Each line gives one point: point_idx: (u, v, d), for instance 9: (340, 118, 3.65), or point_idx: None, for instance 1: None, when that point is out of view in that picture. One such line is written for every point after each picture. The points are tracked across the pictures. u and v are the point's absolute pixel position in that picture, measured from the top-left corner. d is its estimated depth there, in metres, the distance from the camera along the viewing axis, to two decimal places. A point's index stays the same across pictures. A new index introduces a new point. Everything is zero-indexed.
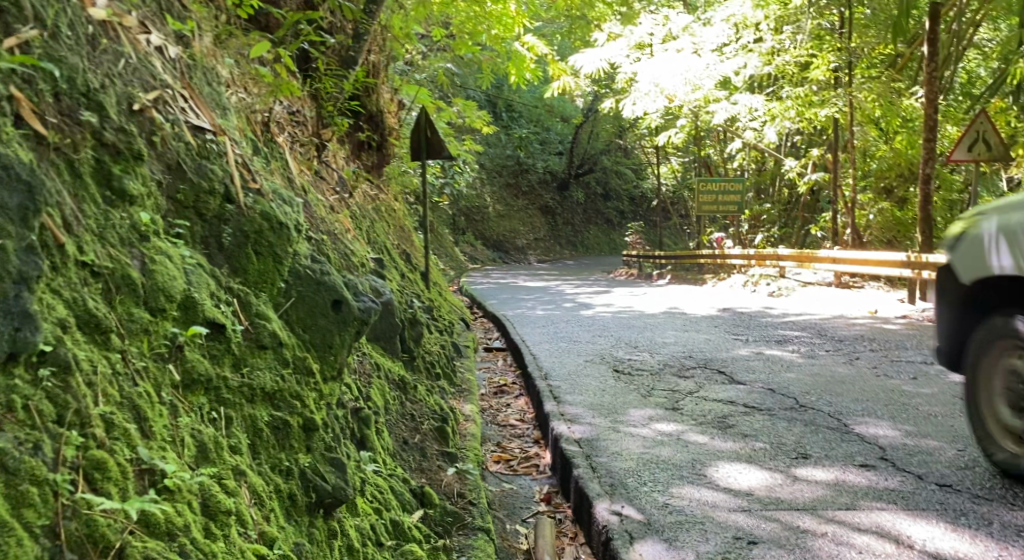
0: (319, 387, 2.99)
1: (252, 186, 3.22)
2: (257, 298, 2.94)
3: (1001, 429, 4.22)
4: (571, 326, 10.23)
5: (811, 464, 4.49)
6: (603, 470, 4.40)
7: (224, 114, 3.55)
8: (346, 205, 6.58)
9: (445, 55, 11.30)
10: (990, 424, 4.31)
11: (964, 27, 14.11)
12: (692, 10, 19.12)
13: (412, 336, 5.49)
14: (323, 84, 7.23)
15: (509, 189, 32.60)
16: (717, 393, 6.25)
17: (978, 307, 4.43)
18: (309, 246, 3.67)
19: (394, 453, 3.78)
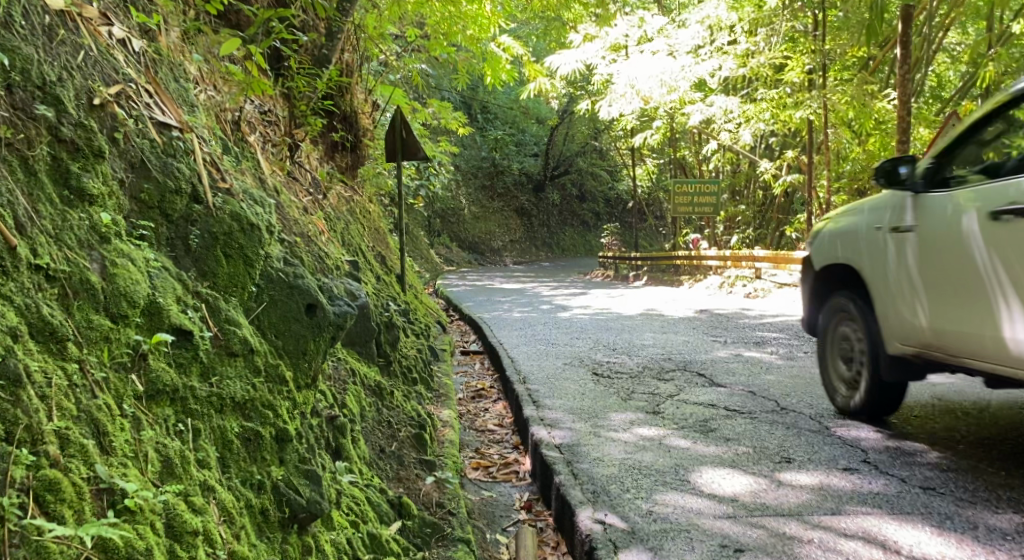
0: (292, 395, 2.88)
1: (222, 185, 3.10)
2: (227, 303, 2.82)
3: (844, 384, 5.34)
4: (549, 328, 10.15)
5: (795, 468, 4.43)
6: (584, 476, 4.32)
7: (192, 111, 3.42)
8: (319, 207, 6.46)
9: (420, 55, 11.19)
10: (836, 382, 5.42)
11: (935, 30, 14.21)
12: (667, 12, 19.15)
13: (388, 339, 5.38)
14: (295, 84, 7.10)
15: (485, 191, 32.53)
16: (698, 396, 6.19)
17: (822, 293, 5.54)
18: (282, 248, 3.55)
19: (371, 462, 3.67)
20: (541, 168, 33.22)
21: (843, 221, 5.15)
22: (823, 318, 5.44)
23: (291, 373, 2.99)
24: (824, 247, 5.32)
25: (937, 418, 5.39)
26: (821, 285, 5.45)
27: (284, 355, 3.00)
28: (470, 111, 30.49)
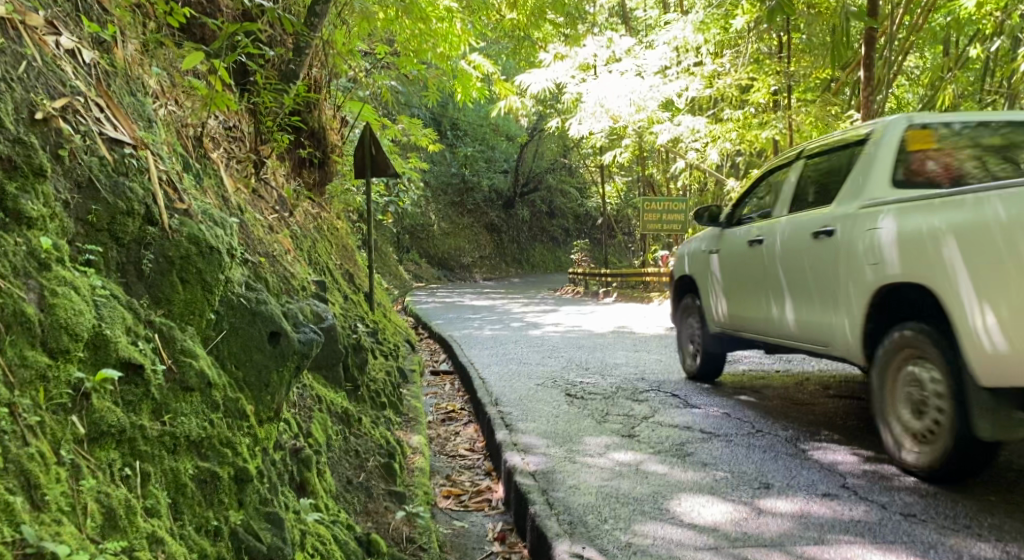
0: (253, 429, 2.71)
1: (179, 206, 2.93)
2: (182, 332, 2.66)
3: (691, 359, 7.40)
4: (520, 347, 10.01)
5: (775, 494, 4.32)
6: (561, 506, 4.18)
7: (149, 126, 3.24)
8: (285, 225, 6.28)
9: (389, 71, 11.05)
10: (688, 358, 7.49)
11: (897, 54, 14.40)
12: (636, 31, 19.24)
13: (356, 362, 5.20)
14: (262, 99, 6.93)
15: (454, 208, 32.43)
16: (673, 418, 6.07)
17: (682, 296, 7.63)
18: (244, 270, 3.37)
19: (337, 495, 3.51)
20: (511, 185, 33.19)
21: (694, 244, 7.10)
22: (681, 312, 7.51)
23: (251, 405, 2.83)
24: (682, 261, 7.36)
25: None
26: (679, 289, 7.53)
27: (245, 386, 2.85)
28: (440, 128, 30.41)
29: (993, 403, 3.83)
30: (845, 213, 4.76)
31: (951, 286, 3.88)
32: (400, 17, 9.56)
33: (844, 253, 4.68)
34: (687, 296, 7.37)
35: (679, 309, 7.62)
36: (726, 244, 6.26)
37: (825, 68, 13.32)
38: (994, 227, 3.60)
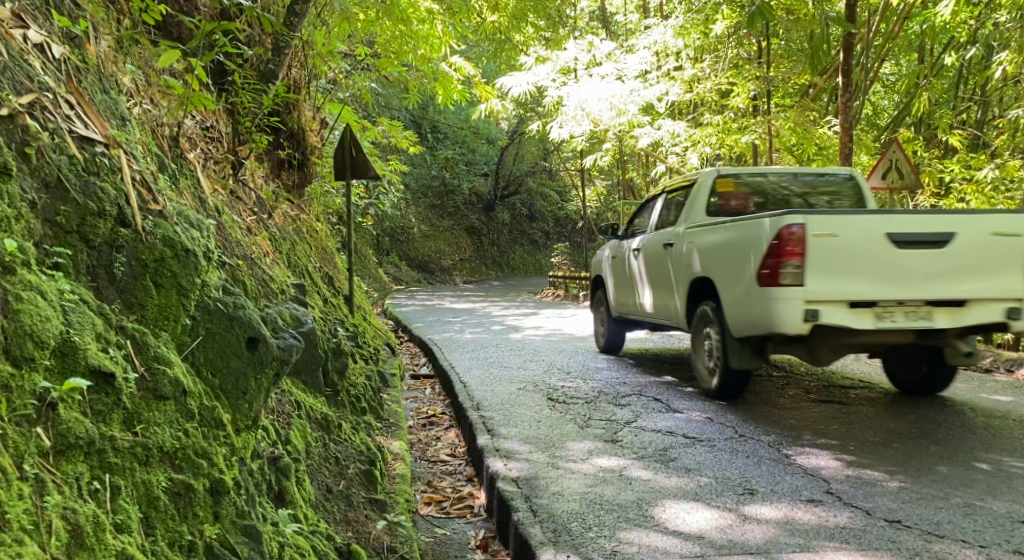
0: (230, 439, 2.63)
1: (153, 207, 2.84)
2: (156, 338, 2.57)
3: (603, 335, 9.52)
4: (502, 350, 9.93)
5: (759, 500, 4.26)
6: (545, 513, 4.12)
7: (122, 125, 3.15)
8: (264, 227, 6.19)
9: (369, 73, 10.97)
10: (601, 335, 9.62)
11: (873, 61, 14.53)
12: (617, 36, 19.24)
13: (336, 367, 5.11)
14: (240, 99, 6.84)
15: (434, 210, 32.29)
16: (656, 422, 6.03)
17: (598, 288, 9.79)
18: (221, 274, 3.29)
19: (317, 505, 3.43)
20: (491, 188, 33.13)
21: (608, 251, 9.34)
22: (597, 300, 9.69)
23: (227, 414, 2.74)
24: (599, 263, 9.57)
25: (895, 443, 5.30)
26: (596, 284, 9.72)
27: (222, 395, 2.76)
28: (420, 130, 30.28)
29: (745, 349, 6.05)
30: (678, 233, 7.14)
31: (729, 279, 6.05)
32: (380, 18, 9.48)
33: (681, 258, 6.94)
34: (601, 288, 9.55)
35: (596, 299, 9.80)
36: (626, 250, 8.52)
37: (804, 73, 13.36)
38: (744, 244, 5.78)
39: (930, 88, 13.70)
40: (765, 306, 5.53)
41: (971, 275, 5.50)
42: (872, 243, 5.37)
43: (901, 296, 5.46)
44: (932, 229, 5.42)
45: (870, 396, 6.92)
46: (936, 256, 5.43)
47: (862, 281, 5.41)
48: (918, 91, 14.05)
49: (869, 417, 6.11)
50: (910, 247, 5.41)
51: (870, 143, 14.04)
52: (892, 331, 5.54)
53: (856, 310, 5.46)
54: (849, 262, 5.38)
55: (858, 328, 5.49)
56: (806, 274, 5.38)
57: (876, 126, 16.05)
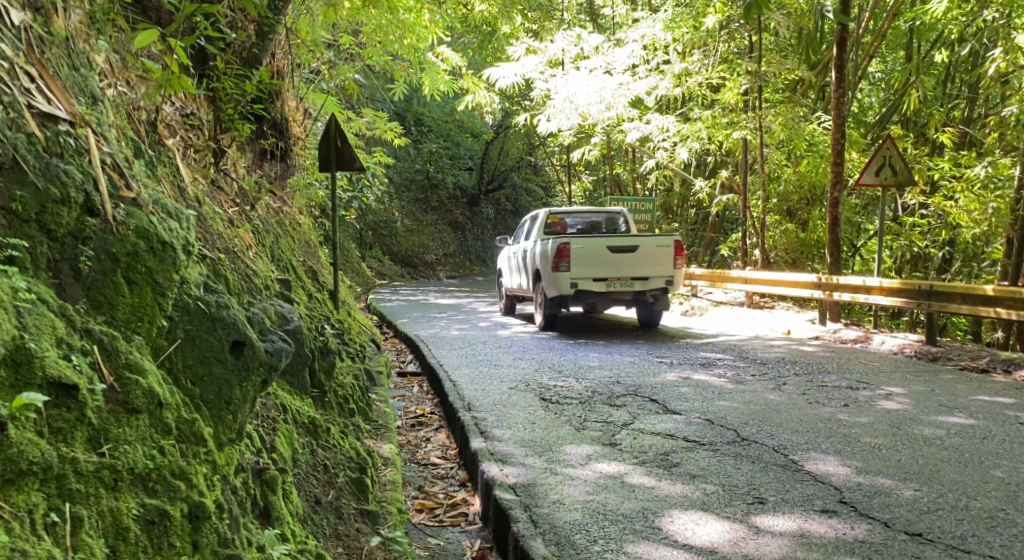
0: (211, 454, 2.37)
1: (126, 194, 2.59)
2: (129, 342, 2.31)
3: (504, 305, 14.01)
4: (490, 347, 9.70)
5: (770, 510, 4.04)
6: (545, 524, 3.91)
7: (93, 104, 2.90)
8: (247, 218, 5.94)
9: (354, 61, 10.68)
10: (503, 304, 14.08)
11: (863, 57, 14.35)
12: (604, 29, 19.01)
13: (322, 367, 4.85)
14: (222, 84, 6.56)
15: (417, 204, 31.96)
16: (654, 424, 5.81)
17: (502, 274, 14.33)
18: (202, 268, 3.03)
19: (304, 518, 3.19)
20: (475, 182, 32.91)
21: (506, 249, 13.91)
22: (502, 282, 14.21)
23: (209, 426, 2.48)
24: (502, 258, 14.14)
25: (904, 448, 5.10)
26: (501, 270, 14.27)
27: (202, 406, 2.49)
28: (404, 122, 29.98)
29: (549, 304, 10.72)
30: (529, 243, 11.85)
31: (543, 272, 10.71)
32: (366, 8, 9.21)
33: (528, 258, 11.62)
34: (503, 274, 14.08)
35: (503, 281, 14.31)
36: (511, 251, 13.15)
37: (793, 69, 13.17)
38: (545, 253, 10.47)
39: (920, 85, 13.54)
40: (553, 283, 10.27)
41: (651, 264, 10.39)
42: (602, 250, 10.16)
43: (617, 276, 10.27)
44: (630, 241, 10.27)
45: (868, 396, 6.76)
46: (631, 256, 10.26)
47: (599, 267, 10.23)
48: (908, 88, 13.90)
49: (871, 418, 5.94)
50: (620, 251, 10.21)
51: (861, 141, 13.86)
52: (616, 295, 10.35)
53: (597, 284, 10.23)
54: (591, 259, 10.17)
55: (599, 293, 10.26)
56: (571, 266, 10.15)
57: (864, 123, 15.93)
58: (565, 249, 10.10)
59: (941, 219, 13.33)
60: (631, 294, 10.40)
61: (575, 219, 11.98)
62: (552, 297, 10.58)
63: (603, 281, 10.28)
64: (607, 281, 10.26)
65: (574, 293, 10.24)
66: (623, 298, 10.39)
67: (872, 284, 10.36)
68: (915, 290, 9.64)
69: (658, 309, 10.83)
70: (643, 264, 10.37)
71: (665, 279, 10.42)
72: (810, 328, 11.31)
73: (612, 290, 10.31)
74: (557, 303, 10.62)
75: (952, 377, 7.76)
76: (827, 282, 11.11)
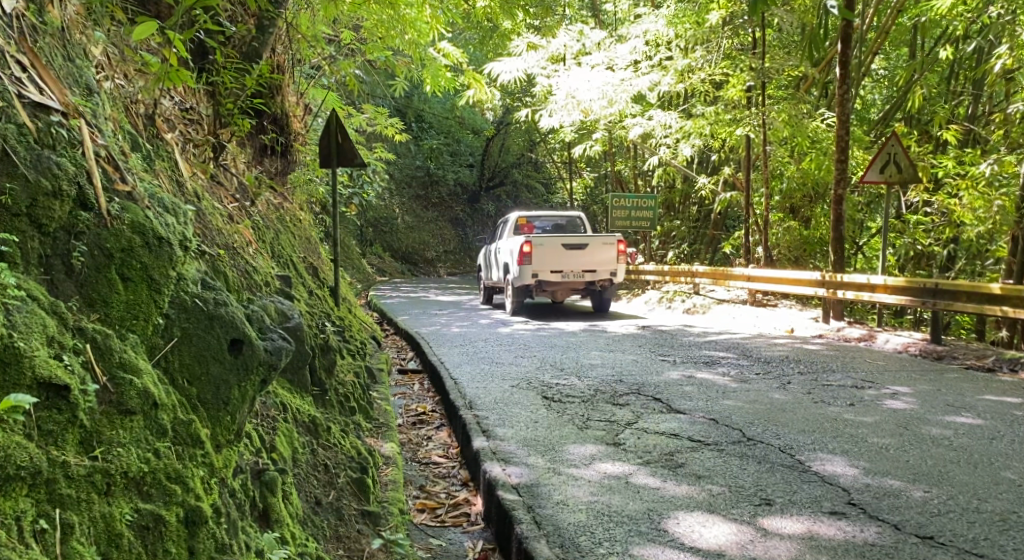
0: (208, 456, 2.31)
1: (120, 188, 2.53)
2: (124, 340, 2.25)
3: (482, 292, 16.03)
4: (491, 345, 9.65)
5: (777, 512, 3.97)
6: (549, 526, 3.86)
7: (88, 97, 2.84)
8: (246, 214, 5.89)
9: (355, 56, 10.62)
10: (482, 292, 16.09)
11: (867, 53, 14.25)
12: (606, 26, 18.93)
13: (323, 364, 4.79)
14: (222, 79, 6.50)
15: (417, 200, 31.95)
16: (658, 424, 5.74)
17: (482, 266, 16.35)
18: (199, 264, 2.96)
19: (304, 520, 3.13)
20: (476, 179, 32.90)
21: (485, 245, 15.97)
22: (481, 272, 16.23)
23: (205, 428, 2.40)
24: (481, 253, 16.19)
25: (912, 448, 5.03)
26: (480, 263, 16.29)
27: (199, 406, 2.43)
28: (404, 118, 29.94)
29: (517, 291, 12.93)
30: (502, 240, 14.09)
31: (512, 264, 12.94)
32: (368, 4, 9.13)
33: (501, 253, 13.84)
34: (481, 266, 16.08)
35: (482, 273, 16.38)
36: (488, 247, 15.21)
37: (796, 65, 13.09)
38: (514, 249, 12.72)
39: (924, 81, 13.41)
40: (519, 275, 12.58)
41: (599, 259, 12.70)
42: (558, 247, 12.51)
43: (571, 269, 12.61)
44: (582, 240, 12.54)
45: (874, 395, 6.70)
46: (582, 252, 12.57)
47: (556, 261, 12.53)
48: (913, 86, 13.80)
49: (877, 418, 5.87)
50: (574, 249, 12.50)
51: (864, 138, 13.77)
52: (570, 284, 12.74)
53: (554, 275, 12.59)
54: (550, 254, 12.48)
55: (556, 282, 12.60)
56: (533, 260, 12.49)
57: (867, 121, 15.85)
58: (528, 248, 12.43)
59: (945, 217, 13.26)
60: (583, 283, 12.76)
61: (541, 222, 14.30)
62: (519, 286, 12.86)
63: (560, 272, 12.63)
64: (563, 273, 12.61)
65: (536, 282, 12.53)
66: (577, 286, 12.70)
67: (876, 282, 10.27)
68: (920, 288, 9.56)
69: (607, 297, 13.10)
70: (593, 259, 12.70)
71: (611, 271, 12.73)
72: (813, 327, 11.23)
73: (568, 280, 12.62)
74: (523, 290, 12.85)
75: (957, 376, 7.69)
76: (831, 280, 11.02)
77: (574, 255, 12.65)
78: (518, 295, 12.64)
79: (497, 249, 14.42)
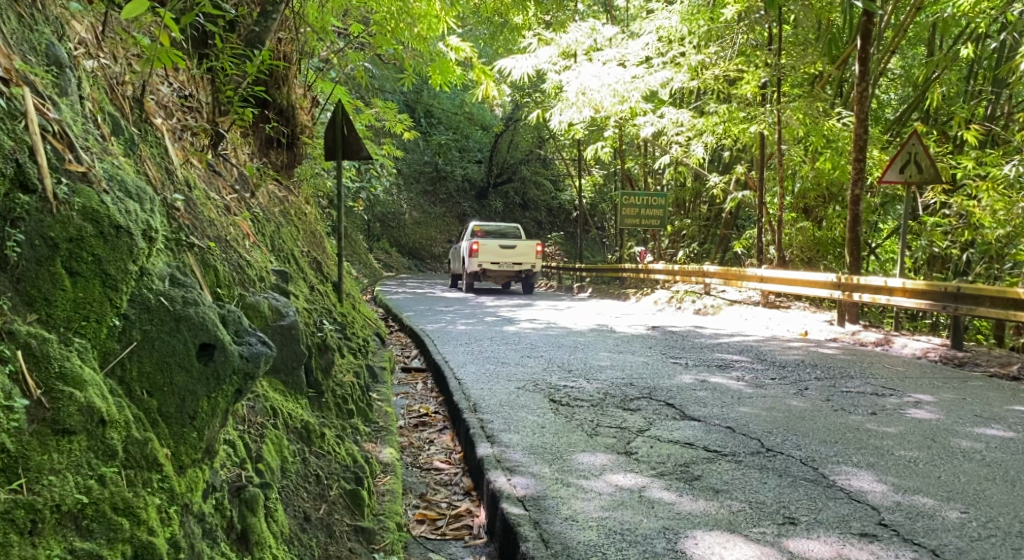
0: (168, 481, 2.11)
1: (73, 168, 2.29)
2: (67, 346, 2.04)
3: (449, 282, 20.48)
4: (497, 344, 9.36)
5: (802, 532, 3.69)
6: (557, 544, 3.61)
7: (49, 70, 2.60)
8: (246, 205, 5.67)
9: (365, 50, 10.36)
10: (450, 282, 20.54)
11: (884, 51, 13.84)
12: (618, 22, 18.66)
13: (320, 364, 4.52)
14: (222, 67, 6.24)
15: (426, 196, 32.20)
16: (672, 431, 5.46)
17: None
18: (169, 255, 2.71)
19: (291, 538, 2.87)
20: (484, 175, 32.75)
21: None
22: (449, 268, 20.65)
23: (167, 448, 2.19)
24: None
25: (944, 462, 4.73)
26: None
27: (159, 421, 2.21)
28: (413, 114, 29.82)
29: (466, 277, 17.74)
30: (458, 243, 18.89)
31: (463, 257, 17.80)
32: None
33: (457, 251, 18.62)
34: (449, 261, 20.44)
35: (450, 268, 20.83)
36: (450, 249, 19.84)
37: (813, 62, 12.73)
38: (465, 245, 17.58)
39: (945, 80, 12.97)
40: (469, 265, 17.49)
41: (525, 255, 17.78)
42: (496, 247, 17.57)
43: (504, 261, 17.68)
44: (512, 242, 17.63)
45: (896, 404, 6.40)
46: (512, 251, 17.61)
47: (493, 255, 17.55)
48: (931, 84, 13.43)
49: (902, 429, 5.56)
50: (507, 247, 17.56)
51: (881, 137, 13.43)
52: (504, 272, 17.81)
53: (493, 267, 17.59)
54: (490, 252, 17.49)
55: (494, 271, 17.66)
56: (478, 255, 17.43)
57: (883, 121, 15.46)
58: (475, 246, 17.37)
59: (963, 219, 12.89)
60: (513, 273, 17.83)
61: (491, 229, 19.05)
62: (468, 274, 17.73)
63: (496, 265, 17.69)
64: (499, 264, 17.61)
65: (480, 270, 17.49)
66: (508, 273, 17.70)
67: (894, 285, 9.92)
68: (941, 291, 9.21)
69: (531, 282, 18.10)
70: (520, 256, 17.79)
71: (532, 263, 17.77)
72: (828, 330, 10.90)
73: (502, 270, 17.63)
74: (472, 276, 17.67)
75: (982, 385, 7.36)
76: (847, 282, 10.67)
77: (507, 253, 17.69)
78: (468, 280, 17.54)
79: (455, 248, 19.20)
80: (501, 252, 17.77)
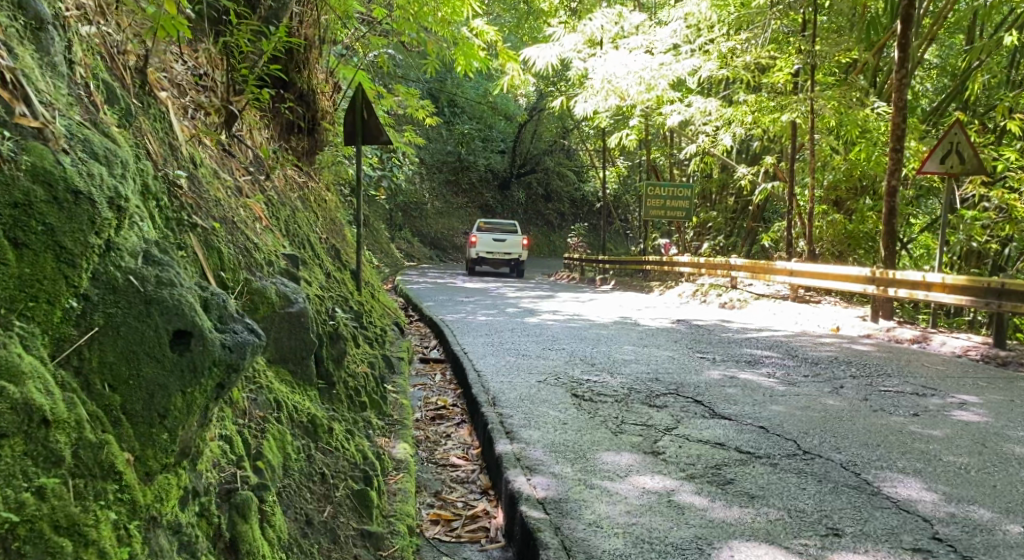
0: (128, 491, 1.91)
1: (26, 124, 2.06)
2: (5, 334, 1.83)
3: None
4: (517, 335, 9.07)
5: (845, 546, 3.40)
6: (581, 553, 3.34)
7: (17, 21, 2.35)
8: (259, 188, 5.42)
9: (387, 33, 10.04)
10: None
11: (923, 38, 13.27)
12: (646, 9, 18.15)
13: (332, 354, 4.26)
14: (236, 46, 5.98)
15: (449, 186, 31.88)
16: (701, 431, 5.15)
17: None
18: (153, 230, 2.49)
19: (288, 545, 2.63)
20: (507, 165, 32.38)
21: None
22: None
23: (129, 452, 1.97)
24: None
25: (998, 470, 4.40)
26: None
27: (122, 420, 2.00)
28: (437, 103, 29.53)
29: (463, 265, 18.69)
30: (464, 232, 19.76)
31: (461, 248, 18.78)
32: None
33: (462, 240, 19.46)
34: None
35: None
36: None
37: (850, 50, 12.24)
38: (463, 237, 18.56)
39: (989, 69, 12.40)
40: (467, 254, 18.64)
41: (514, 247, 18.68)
42: (491, 239, 18.56)
43: (497, 252, 18.67)
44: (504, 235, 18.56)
45: (939, 405, 6.05)
46: (504, 243, 18.57)
47: (486, 246, 18.59)
48: (972, 73, 12.88)
49: (949, 432, 5.23)
50: (499, 240, 18.56)
51: (919, 127, 12.93)
52: (498, 262, 18.79)
53: (488, 257, 18.63)
54: (485, 243, 18.56)
55: (489, 261, 18.66)
56: (475, 246, 18.56)
57: (919, 112, 14.88)
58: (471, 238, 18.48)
59: (1004, 213, 12.37)
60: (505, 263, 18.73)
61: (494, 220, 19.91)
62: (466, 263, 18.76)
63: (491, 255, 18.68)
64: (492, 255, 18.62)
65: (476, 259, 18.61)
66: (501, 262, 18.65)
67: (933, 280, 9.49)
68: (984, 287, 8.79)
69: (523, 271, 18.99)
70: (511, 248, 18.68)
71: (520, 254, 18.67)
72: (861, 326, 10.51)
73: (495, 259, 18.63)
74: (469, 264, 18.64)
75: None
76: (882, 277, 10.24)
77: (501, 244, 18.66)
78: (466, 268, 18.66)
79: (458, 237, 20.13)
80: (497, 244, 18.73)
